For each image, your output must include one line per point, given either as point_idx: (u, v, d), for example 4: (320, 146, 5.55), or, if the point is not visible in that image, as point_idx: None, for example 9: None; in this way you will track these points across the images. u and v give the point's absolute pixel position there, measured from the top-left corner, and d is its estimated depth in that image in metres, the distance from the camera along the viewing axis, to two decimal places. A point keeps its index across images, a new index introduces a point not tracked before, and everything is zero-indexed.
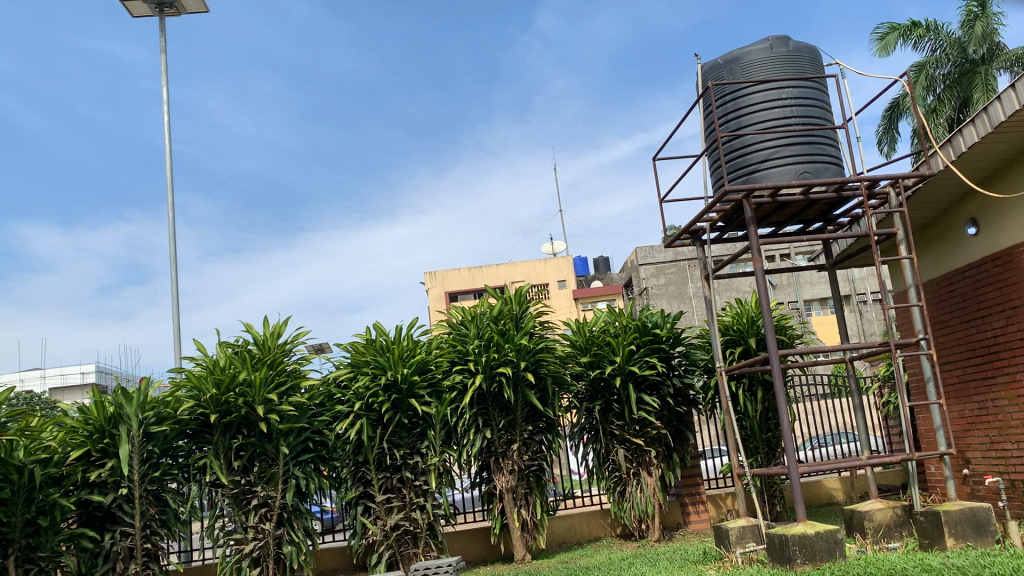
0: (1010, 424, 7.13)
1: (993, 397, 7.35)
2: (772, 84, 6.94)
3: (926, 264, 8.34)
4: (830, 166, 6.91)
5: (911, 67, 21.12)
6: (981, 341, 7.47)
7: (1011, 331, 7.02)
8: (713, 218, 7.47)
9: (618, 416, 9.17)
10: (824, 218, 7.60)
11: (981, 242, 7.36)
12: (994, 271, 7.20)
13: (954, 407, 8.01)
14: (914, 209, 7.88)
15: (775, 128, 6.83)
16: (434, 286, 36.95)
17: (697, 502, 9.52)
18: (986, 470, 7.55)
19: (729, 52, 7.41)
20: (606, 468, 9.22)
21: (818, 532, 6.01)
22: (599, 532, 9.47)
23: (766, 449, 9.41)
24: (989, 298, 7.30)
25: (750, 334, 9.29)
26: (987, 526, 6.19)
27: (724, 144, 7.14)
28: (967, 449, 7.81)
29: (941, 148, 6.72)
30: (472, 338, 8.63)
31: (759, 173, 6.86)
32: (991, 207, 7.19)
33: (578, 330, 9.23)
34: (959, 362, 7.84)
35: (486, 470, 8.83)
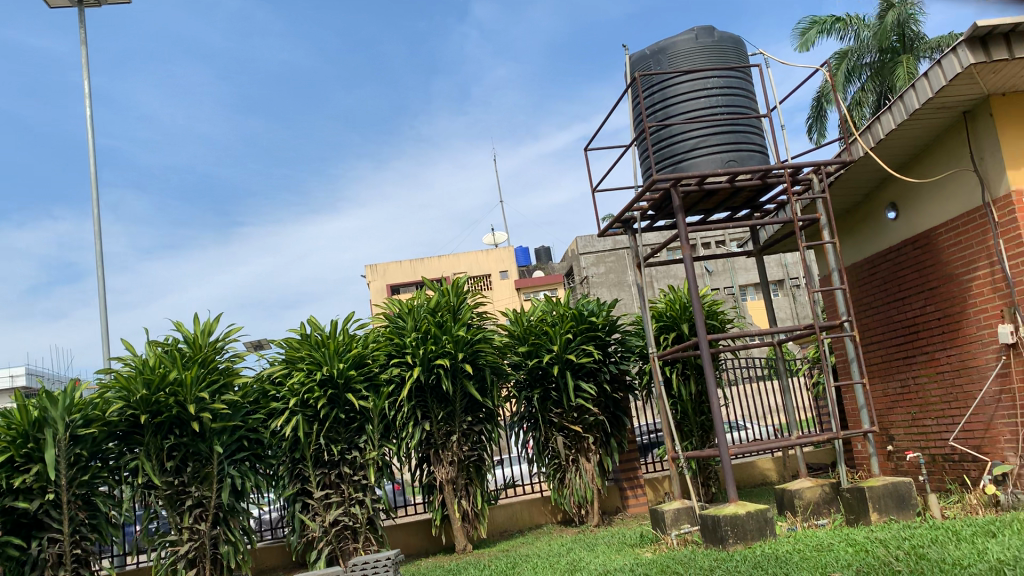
0: (929, 400, 7.42)
1: (913, 374, 7.63)
2: (697, 74, 7.07)
3: (850, 248, 8.59)
4: (756, 154, 7.07)
5: (834, 57, 21.82)
6: (901, 321, 7.74)
7: (929, 312, 7.29)
8: (644, 207, 7.56)
9: (557, 404, 9.30)
10: (750, 205, 7.75)
11: (901, 226, 7.60)
12: (912, 253, 7.45)
13: (877, 386, 8.30)
14: (837, 195, 8.09)
15: (702, 117, 6.96)
16: (375, 278, 36.69)
17: (636, 486, 9.71)
18: (908, 446, 7.85)
19: (656, 43, 7.51)
20: (546, 456, 9.33)
21: (748, 512, 6.18)
22: (541, 520, 9.59)
23: (700, 432, 9.60)
24: (908, 280, 7.56)
25: (683, 320, 9.46)
26: (909, 499, 6.43)
27: (652, 133, 7.25)
28: (890, 426, 8.10)
29: (861, 135, 6.91)
30: (409, 330, 8.60)
31: (686, 162, 6.99)
32: (910, 191, 7.42)
33: (516, 320, 9.30)
34: (882, 342, 8.11)
35: (425, 462, 8.80)
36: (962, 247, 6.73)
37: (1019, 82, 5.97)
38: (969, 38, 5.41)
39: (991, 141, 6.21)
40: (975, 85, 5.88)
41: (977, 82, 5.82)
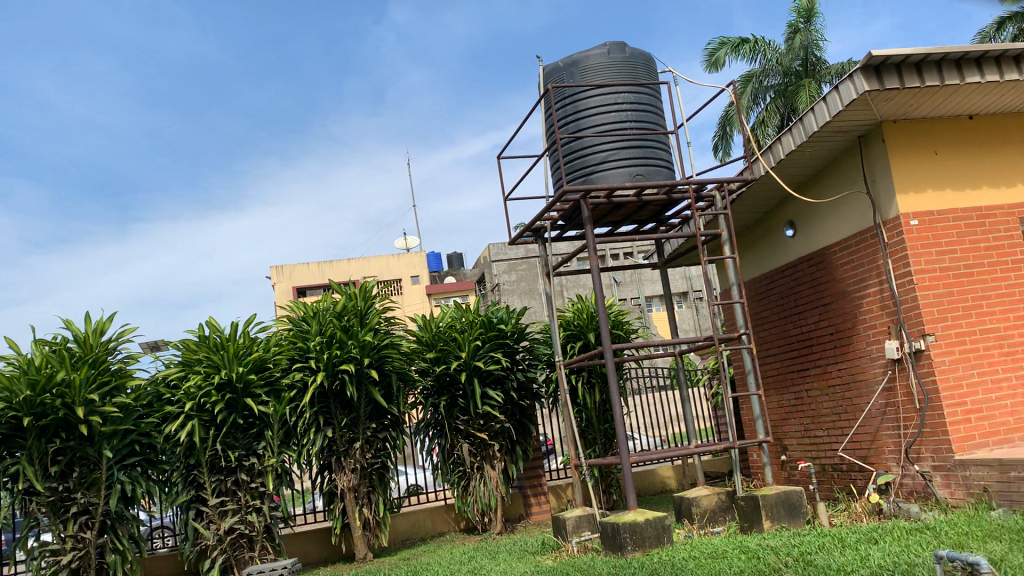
0: (821, 412, 7.73)
1: (806, 387, 7.93)
2: (608, 89, 7.20)
3: (749, 263, 8.87)
4: (662, 170, 7.23)
5: (738, 79, 22.52)
6: (796, 335, 8.04)
7: (822, 327, 7.59)
8: (554, 217, 7.63)
9: (463, 411, 9.25)
10: (656, 219, 7.91)
11: (798, 244, 7.89)
12: (808, 270, 7.74)
13: (773, 398, 8.60)
14: (739, 211, 8.34)
15: (612, 131, 7.09)
16: (281, 280, 35.94)
17: (539, 493, 9.79)
18: (800, 455, 8.16)
19: (569, 56, 7.60)
20: (450, 463, 9.26)
21: (647, 519, 6.29)
22: (443, 528, 9.54)
23: (603, 440, 9.74)
24: (803, 296, 7.85)
25: (589, 329, 9.60)
26: (799, 507, 6.66)
27: (563, 145, 7.33)
28: (784, 437, 8.41)
29: (762, 155, 7.13)
30: (314, 334, 8.45)
31: (595, 174, 7.09)
32: (807, 211, 7.71)
33: (424, 326, 9.27)
34: (778, 355, 8.41)
35: (327, 469, 8.64)
36: (854, 265, 7.02)
37: (909, 110, 6.27)
38: (864, 66, 5.67)
39: (883, 165, 6.50)
40: (869, 111, 6.15)
41: (871, 108, 6.09)
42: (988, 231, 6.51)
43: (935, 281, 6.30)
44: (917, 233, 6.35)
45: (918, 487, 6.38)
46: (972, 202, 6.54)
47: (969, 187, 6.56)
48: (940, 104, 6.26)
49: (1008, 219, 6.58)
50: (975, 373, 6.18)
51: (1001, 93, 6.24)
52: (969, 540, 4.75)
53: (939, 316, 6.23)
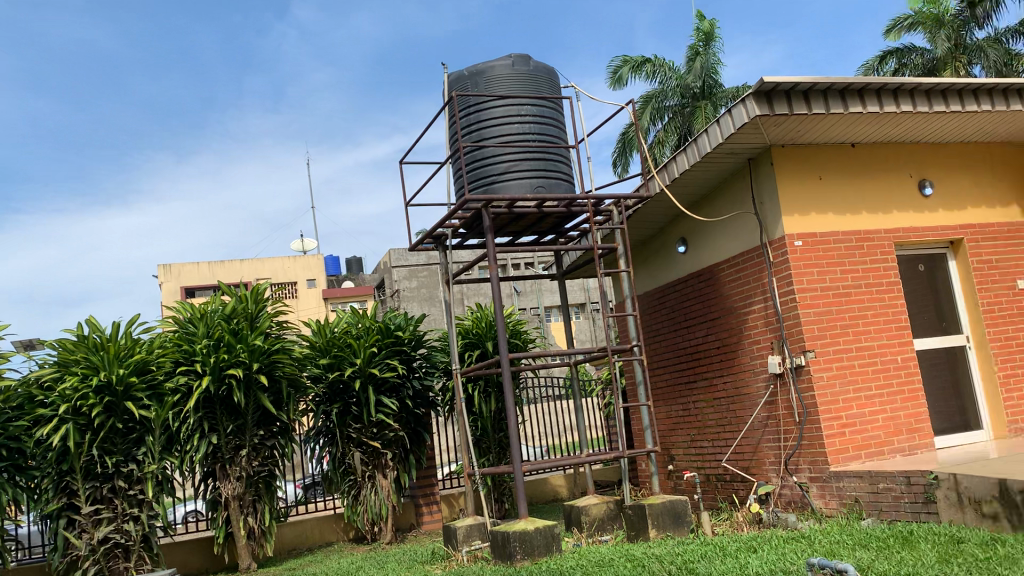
0: (706, 423, 7.97)
1: (694, 399, 8.17)
2: (512, 100, 7.26)
3: (643, 277, 9.08)
4: (563, 182, 7.33)
5: (639, 99, 23.04)
6: (685, 348, 8.27)
7: (710, 341, 7.83)
8: (455, 225, 7.61)
9: (356, 419, 9.13)
10: (556, 231, 8.00)
11: (689, 260, 8.12)
12: (698, 285, 7.98)
13: (662, 408, 8.83)
14: (634, 227, 8.53)
15: (515, 142, 7.15)
16: (170, 279, 34.68)
17: (431, 502, 9.73)
18: (686, 465, 8.41)
19: (473, 65, 7.61)
20: (340, 472, 9.13)
21: (537, 528, 6.34)
22: (331, 538, 9.38)
23: (497, 449, 9.77)
24: (693, 310, 8.09)
25: (487, 337, 9.63)
26: (683, 516, 6.84)
27: (466, 153, 7.34)
28: (671, 447, 8.65)
29: (658, 173, 7.31)
30: (201, 337, 8.15)
31: (497, 184, 7.13)
32: (699, 229, 7.95)
33: (318, 331, 9.07)
34: (668, 368, 8.64)
35: (211, 477, 8.37)
36: (741, 282, 7.27)
37: (796, 135, 6.56)
38: (756, 91, 5.89)
39: (771, 189, 6.77)
40: (759, 134, 6.40)
41: (761, 132, 6.34)
42: (865, 254, 6.86)
43: (815, 299, 6.60)
44: (801, 253, 6.64)
45: (795, 498, 6.66)
46: (851, 226, 6.87)
47: (849, 212, 6.90)
48: (824, 131, 6.57)
49: (884, 244, 6.94)
50: (850, 388, 6.49)
51: (880, 124, 6.60)
52: (839, 548, 4.99)
53: (818, 333, 6.52)
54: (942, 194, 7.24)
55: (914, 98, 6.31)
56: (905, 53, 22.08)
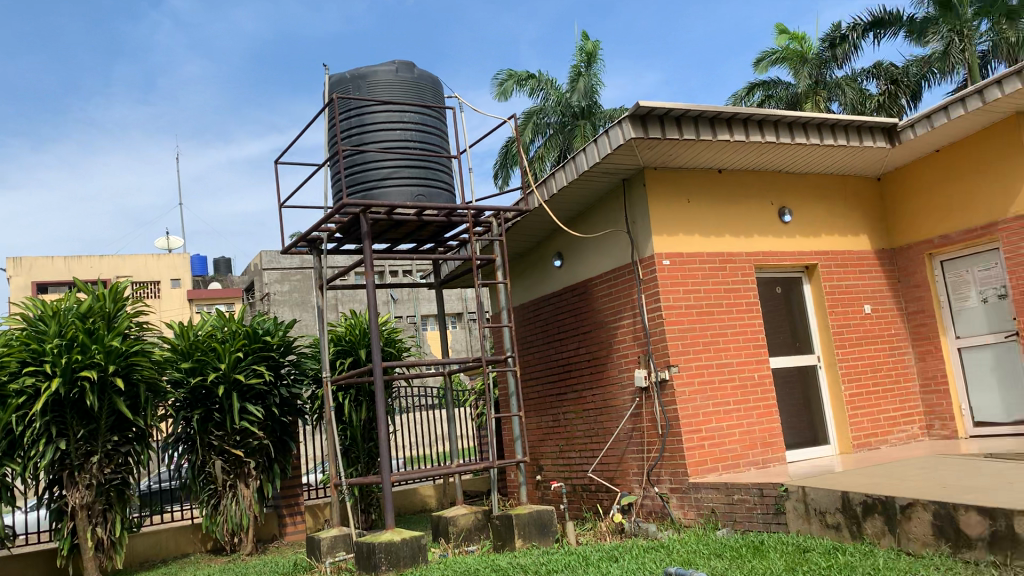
0: (574, 434, 8.14)
1: (563, 410, 8.33)
2: (395, 107, 7.23)
3: (520, 289, 9.20)
4: (443, 192, 7.34)
5: (521, 115, 23.36)
6: (557, 361, 8.42)
7: (581, 353, 8.00)
8: (332, 229, 7.47)
9: (219, 426, 8.79)
10: (435, 240, 7.99)
11: (564, 274, 8.28)
12: (572, 299, 8.15)
13: (533, 419, 8.96)
14: (512, 239, 8.63)
15: (396, 149, 7.11)
16: (18, 274, 32.47)
17: (295, 513, 9.48)
18: (554, 476, 8.56)
19: (356, 69, 7.53)
20: (199, 481, 8.74)
21: (403, 539, 6.28)
22: (187, 549, 8.98)
23: (366, 459, 9.64)
24: (565, 323, 8.24)
25: (360, 345, 9.51)
26: (549, 527, 6.94)
27: (345, 157, 7.24)
28: (540, 457, 8.80)
29: (537, 187, 7.43)
30: (51, 336, 7.67)
31: (377, 190, 7.06)
32: (574, 244, 8.13)
33: (180, 333, 8.71)
34: (540, 379, 8.78)
35: (57, 485, 7.87)
36: (613, 297, 7.47)
37: (667, 159, 6.81)
38: (632, 114, 6.08)
39: (643, 209, 7.00)
40: (633, 156, 6.62)
41: (635, 154, 6.56)
42: (727, 275, 7.19)
43: (680, 317, 6.86)
44: (669, 272, 6.88)
45: (656, 508, 6.89)
46: (716, 248, 7.19)
47: (715, 235, 7.21)
48: (694, 156, 6.85)
49: (745, 266, 7.29)
50: (710, 403, 6.77)
51: (745, 152, 6.94)
52: (695, 557, 5.20)
53: (682, 349, 6.78)
54: (799, 222, 7.68)
55: (778, 130, 6.67)
56: (772, 86, 23.34)
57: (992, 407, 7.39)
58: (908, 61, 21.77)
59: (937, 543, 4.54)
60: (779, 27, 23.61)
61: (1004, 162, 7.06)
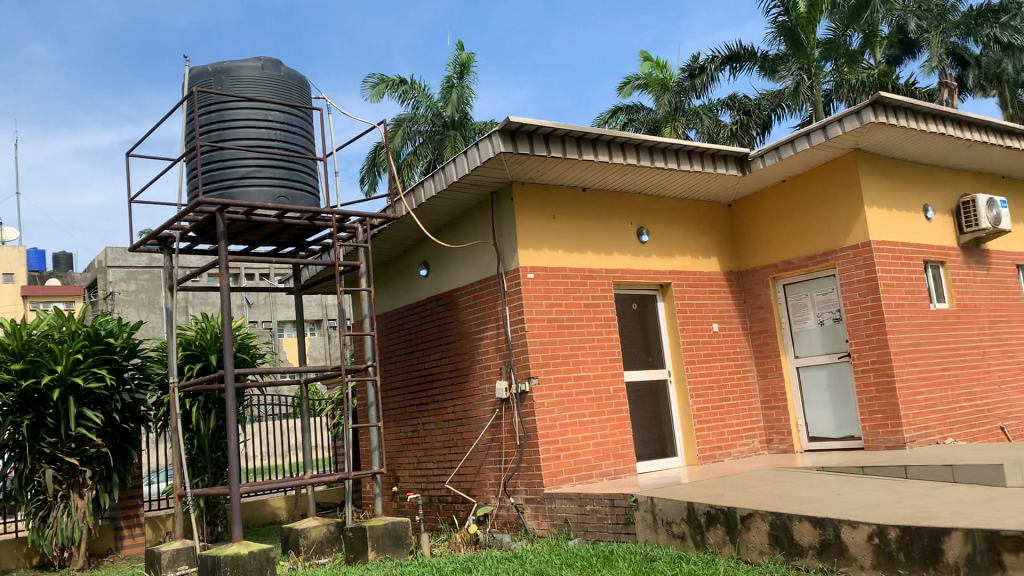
0: (433, 446, 8.11)
1: (423, 421, 8.28)
2: (259, 104, 7.02)
3: (383, 297, 9.10)
4: (306, 194, 7.18)
5: (390, 121, 23.12)
6: (418, 371, 8.37)
7: (443, 364, 7.99)
8: (185, 227, 7.15)
9: (51, 432, 8.14)
10: (296, 243, 7.78)
11: (428, 283, 8.26)
12: (436, 309, 8.13)
13: (391, 429, 8.88)
14: (376, 246, 8.53)
15: (258, 147, 6.90)
16: None
17: (134, 525, 8.96)
18: (411, 487, 8.49)
19: (218, 62, 7.26)
20: (26, 491, 8.14)
21: (251, 552, 6.04)
22: (9, 565, 8.31)
23: (214, 469, 9.25)
24: (428, 333, 8.21)
25: (211, 351, 9.13)
26: (404, 538, 6.87)
27: (203, 153, 6.95)
28: (397, 468, 8.72)
29: (405, 196, 7.38)
30: None
31: (236, 189, 6.82)
32: (440, 255, 8.13)
33: (12, 332, 8.13)
34: (401, 389, 8.70)
35: None
36: (477, 309, 7.51)
37: (534, 175, 6.93)
38: (501, 128, 6.14)
39: (509, 222, 7.08)
40: (501, 170, 6.69)
41: (503, 168, 6.63)
42: (588, 290, 7.37)
43: (542, 329, 6.97)
44: (532, 285, 6.99)
45: (510, 519, 6.96)
46: (579, 263, 7.36)
47: (577, 251, 7.38)
48: (561, 173, 6.99)
49: (605, 282, 7.50)
50: (567, 415, 6.91)
51: (609, 173, 7.15)
52: (547, 567, 5.27)
53: (543, 361, 6.89)
54: (656, 242, 7.98)
55: (640, 152, 6.92)
56: (635, 111, 24.18)
57: (824, 423, 7.93)
58: (759, 95, 23.06)
59: (773, 551, 4.80)
60: (643, 54, 24.51)
61: (842, 195, 7.59)
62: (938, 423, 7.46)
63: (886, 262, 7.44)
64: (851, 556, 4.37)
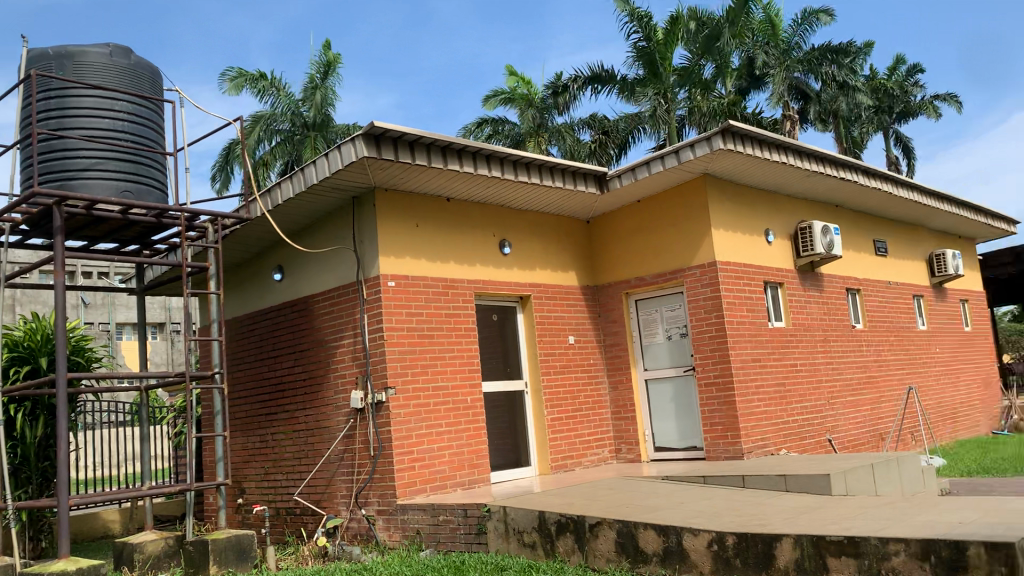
0: (282, 456, 7.86)
1: (272, 431, 8.02)
2: (105, 93, 6.62)
3: (234, 301, 8.77)
4: (153, 190, 6.83)
5: (248, 117, 22.33)
6: (269, 379, 8.10)
7: (296, 372, 7.77)
8: (16, 220, 6.62)
9: None
10: (141, 241, 7.37)
11: (283, 288, 8.02)
12: (290, 316, 7.90)
13: (238, 439, 8.55)
14: (228, 248, 8.21)
15: (103, 139, 6.50)
16: None
17: None
18: (257, 499, 8.20)
19: (61, 45, 6.80)
20: None
21: (80, 568, 5.62)
22: None
23: (40, 480, 8.61)
24: (281, 340, 7.97)
25: (41, 353, 8.50)
26: (248, 552, 6.60)
27: (40, 141, 6.48)
28: (243, 480, 8.41)
29: (261, 197, 7.14)
30: None
31: (75, 181, 6.39)
32: (296, 259, 7.92)
33: None
34: (250, 398, 8.39)
35: None
36: (334, 316, 7.35)
37: (397, 182, 6.86)
38: (365, 133, 6.05)
39: (370, 229, 6.98)
40: (364, 175, 6.59)
41: (366, 173, 6.53)
42: (449, 300, 7.36)
43: (401, 339, 6.90)
44: (392, 293, 6.91)
45: (361, 530, 6.84)
46: (439, 273, 7.34)
47: (439, 260, 7.36)
48: (424, 181, 6.96)
49: (466, 293, 7.52)
50: (423, 425, 6.86)
51: (472, 184, 7.19)
52: None
53: (400, 371, 6.81)
54: (517, 254, 8.07)
55: (503, 165, 6.99)
56: (499, 124, 24.44)
57: (670, 434, 8.25)
58: (618, 116, 23.82)
59: (620, 559, 4.94)
60: (509, 69, 24.83)
61: (693, 216, 7.94)
62: (773, 435, 7.91)
63: (730, 281, 7.83)
64: (692, 562, 4.56)
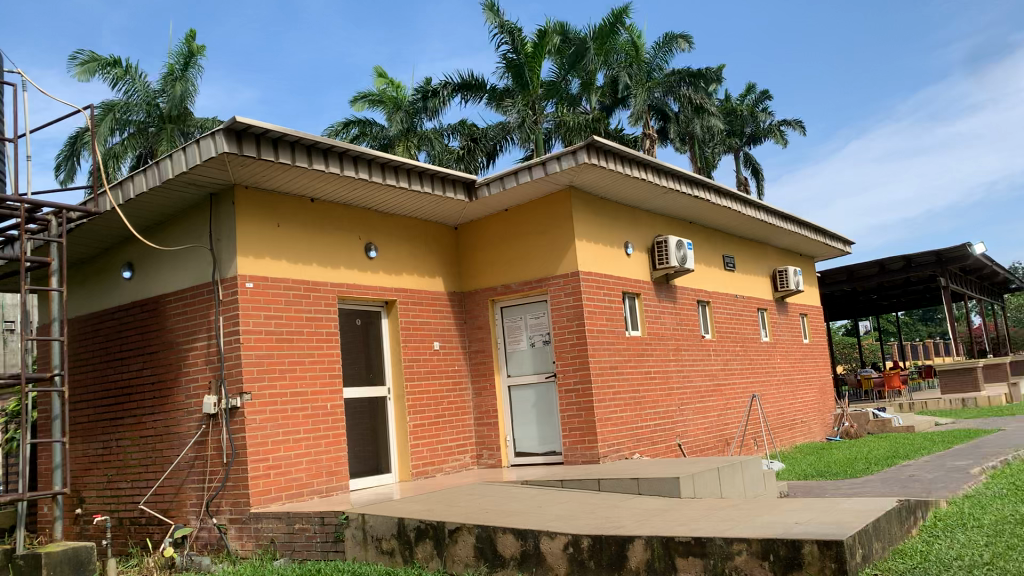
0: (127, 463, 7.47)
1: (117, 436, 7.60)
2: None
3: (77, 299, 8.26)
4: None
5: (98, 104, 21.09)
6: (114, 381, 7.68)
7: (144, 374, 7.40)
8: None
9: None
10: None
11: (133, 287, 7.63)
12: (139, 315, 7.52)
13: (79, 446, 8.08)
14: (72, 242, 7.74)
15: None
16: None
17: None
18: (98, 509, 7.75)
19: None
20: None
21: None
22: None
23: None
24: (129, 341, 7.57)
25: None
26: (85, 564, 6.18)
27: None
28: (83, 488, 7.94)
29: (111, 190, 6.77)
30: None
31: None
32: (147, 256, 7.55)
33: None
34: (92, 402, 7.93)
35: None
36: (187, 317, 7.05)
37: (259, 180, 6.67)
38: (226, 128, 5.85)
39: (229, 227, 6.75)
40: (223, 171, 6.37)
41: (226, 169, 6.32)
42: (310, 303, 7.21)
43: (259, 342, 6.70)
44: (250, 295, 6.71)
45: (211, 540, 6.59)
46: (301, 274, 7.19)
47: (301, 262, 7.21)
48: (288, 181, 6.80)
49: (328, 296, 7.39)
50: (280, 431, 6.69)
51: (338, 185, 7.09)
52: None
53: (257, 375, 6.61)
54: (382, 258, 8.01)
55: (370, 168, 6.92)
56: (366, 125, 24.14)
57: (530, 439, 8.40)
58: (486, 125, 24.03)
59: (478, 564, 4.99)
60: (378, 70, 24.58)
61: (557, 226, 8.13)
62: (627, 440, 8.19)
63: (590, 291, 8.06)
64: (548, 564, 4.66)
